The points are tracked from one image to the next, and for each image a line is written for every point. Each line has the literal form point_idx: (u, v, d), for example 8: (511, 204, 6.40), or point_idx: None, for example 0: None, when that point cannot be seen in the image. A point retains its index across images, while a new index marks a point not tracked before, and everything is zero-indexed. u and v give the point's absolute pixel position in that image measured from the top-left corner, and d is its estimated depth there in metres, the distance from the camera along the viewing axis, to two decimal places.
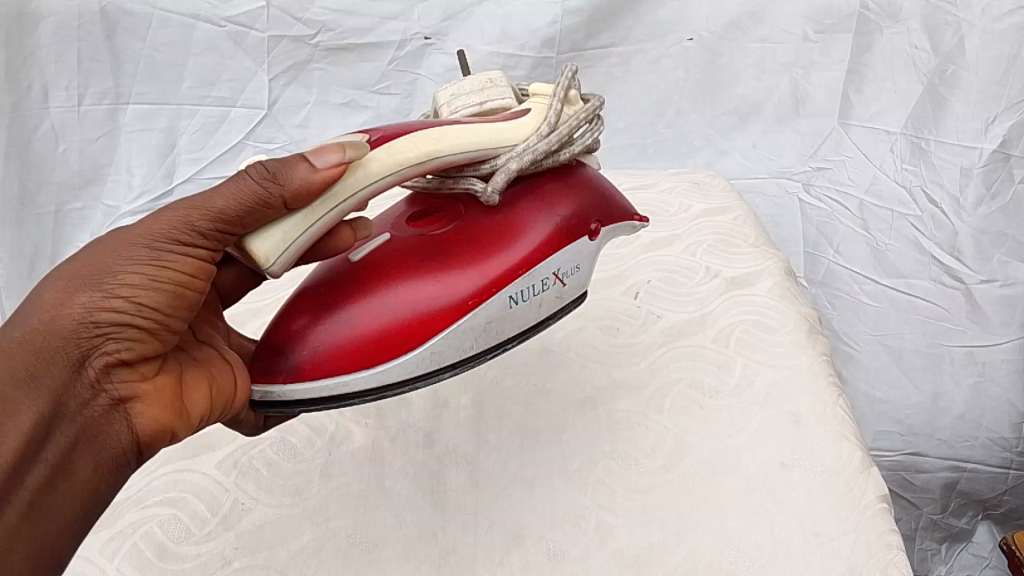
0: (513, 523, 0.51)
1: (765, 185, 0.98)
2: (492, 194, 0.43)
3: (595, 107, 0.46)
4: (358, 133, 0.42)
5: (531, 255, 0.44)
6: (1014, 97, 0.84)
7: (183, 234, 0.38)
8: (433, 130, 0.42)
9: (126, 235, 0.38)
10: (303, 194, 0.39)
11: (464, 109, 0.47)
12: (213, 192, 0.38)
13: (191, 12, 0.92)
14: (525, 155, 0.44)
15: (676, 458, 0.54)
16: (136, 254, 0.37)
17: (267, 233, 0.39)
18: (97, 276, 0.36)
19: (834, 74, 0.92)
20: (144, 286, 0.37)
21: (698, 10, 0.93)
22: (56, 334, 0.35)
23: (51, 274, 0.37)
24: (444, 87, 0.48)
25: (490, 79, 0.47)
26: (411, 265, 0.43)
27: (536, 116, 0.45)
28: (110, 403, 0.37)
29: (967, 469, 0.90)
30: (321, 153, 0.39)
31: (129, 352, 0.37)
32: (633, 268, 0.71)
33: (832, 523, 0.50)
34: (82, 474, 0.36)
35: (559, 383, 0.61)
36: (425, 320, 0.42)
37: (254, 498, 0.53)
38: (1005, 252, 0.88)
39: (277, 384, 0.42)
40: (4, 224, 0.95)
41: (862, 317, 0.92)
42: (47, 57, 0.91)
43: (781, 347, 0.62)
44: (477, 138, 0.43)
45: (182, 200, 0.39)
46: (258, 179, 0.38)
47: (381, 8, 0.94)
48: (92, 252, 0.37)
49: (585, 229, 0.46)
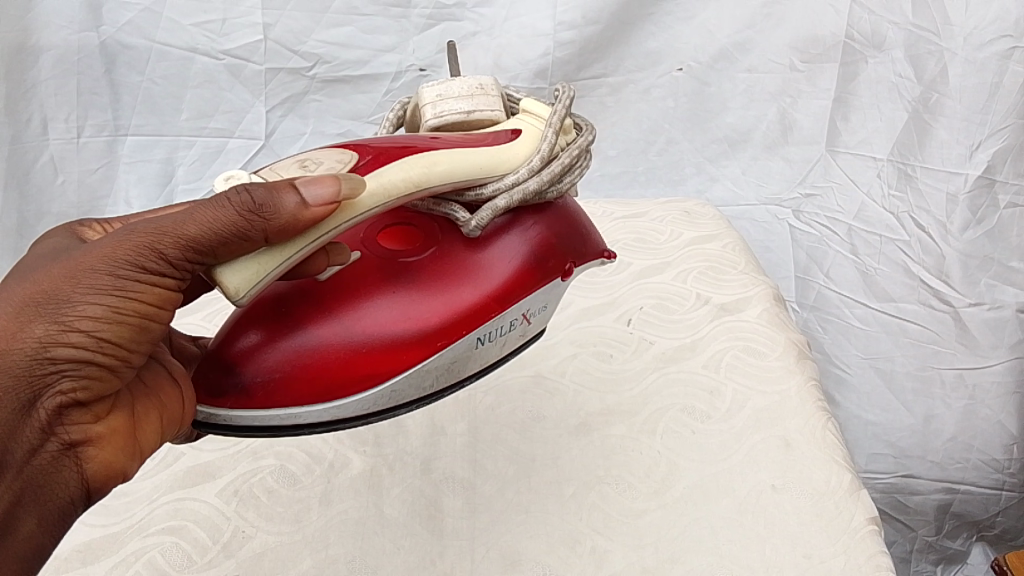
0: (510, 548, 0.52)
1: (755, 212, 1.01)
2: (474, 227, 0.44)
3: (586, 142, 0.47)
4: (347, 153, 0.41)
5: (505, 296, 0.45)
6: (998, 123, 0.85)
7: (150, 261, 0.36)
8: (424, 157, 0.41)
9: (87, 256, 0.35)
10: (286, 229, 0.36)
11: (449, 114, 0.48)
12: (186, 216, 0.36)
13: (189, 46, 0.93)
14: (515, 195, 0.44)
15: (669, 482, 0.55)
16: (95, 280, 0.35)
17: (240, 265, 0.37)
18: (53, 306, 0.34)
19: (821, 103, 0.94)
20: (103, 320, 0.35)
21: (686, 42, 0.95)
22: (5, 371, 0.34)
23: (2, 299, 0.35)
24: (431, 85, 0.49)
25: (479, 87, 0.49)
26: (382, 291, 0.43)
27: (528, 147, 0.46)
28: (61, 447, 0.35)
29: (960, 491, 0.89)
30: (312, 185, 0.37)
31: (84, 391, 0.35)
32: (626, 294, 0.73)
33: (822, 545, 0.51)
34: (25, 527, 0.35)
35: (555, 410, 0.62)
36: (392, 355, 0.42)
37: (255, 525, 0.54)
38: (992, 276, 0.89)
39: (225, 408, 0.40)
40: (4, 254, 0.96)
41: (853, 341, 0.94)
42: (46, 90, 0.92)
43: (771, 372, 0.63)
44: (468, 169, 0.43)
45: (151, 221, 0.36)
46: (236, 205, 0.36)
47: (377, 41, 0.95)
48: (48, 274, 0.35)
49: (559, 272, 0.47)
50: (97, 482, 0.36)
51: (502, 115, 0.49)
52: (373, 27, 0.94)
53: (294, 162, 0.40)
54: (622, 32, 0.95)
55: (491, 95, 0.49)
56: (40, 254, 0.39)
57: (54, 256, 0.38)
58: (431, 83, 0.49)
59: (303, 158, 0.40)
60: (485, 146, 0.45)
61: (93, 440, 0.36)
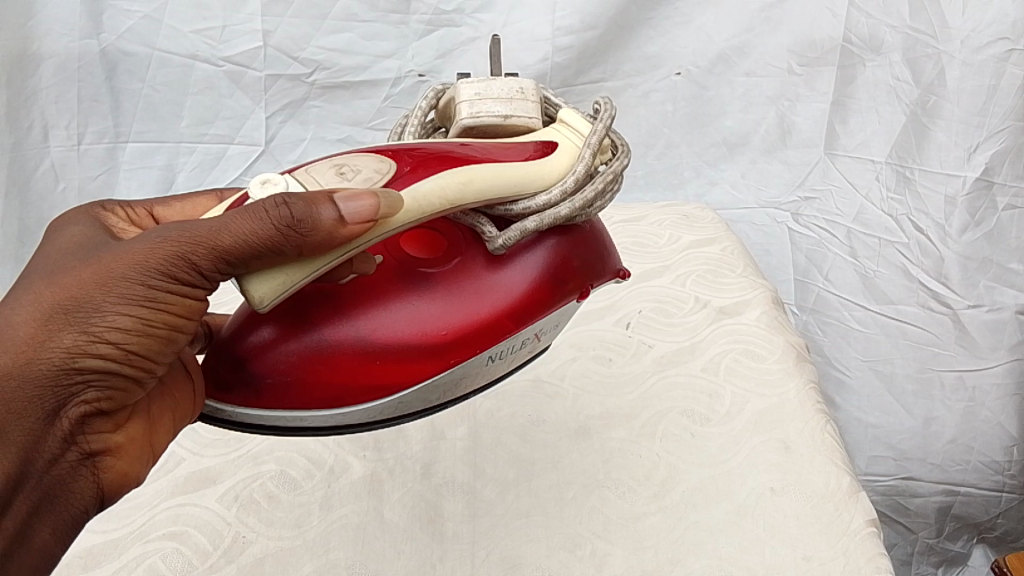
0: (512, 553, 0.52)
1: (754, 215, 1.00)
2: (500, 245, 0.42)
3: (619, 169, 0.45)
4: (386, 161, 0.39)
5: (522, 315, 0.43)
6: (995, 126, 0.87)
7: (180, 271, 0.34)
8: (461, 172, 0.39)
9: (117, 260, 0.34)
10: (319, 241, 0.34)
11: (487, 116, 0.45)
12: (219, 226, 0.34)
13: (190, 53, 0.94)
14: (546, 218, 0.42)
15: (668, 485, 0.56)
16: (124, 289, 0.34)
17: (266, 276, 0.35)
18: (80, 314, 0.34)
19: (820, 106, 0.94)
20: (131, 332, 0.35)
21: (684, 46, 0.95)
22: (30, 381, 0.34)
23: (28, 298, 0.34)
24: (470, 82, 0.45)
25: (519, 90, 0.46)
26: (398, 299, 0.41)
27: (563, 165, 0.44)
28: (80, 457, 0.36)
29: (960, 493, 0.89)
30: (351, 198, 0.35)
31: (107, 400, 0.36)
32: (625, 298, 0.73)
33: (821, 548, 0.51)
34: (41, 534, 0.36)
35: (555, 413, 0.62)
36: (402, 368, 0.41)
37: (255, 530, 0.54)
38: (991, 278, 0.90)
39: (232, 405, 0.39)
40: (5, 262, 0.96)
41: (853, 344, 0.94)
42: (47, 98, 0.92)
43: (768, 375, 0.63)
44: (505, 187, 0.41)
45: (184, 223, 0.35)
46: (274, 219, 0.34)
47: (376, 47, 0.95)
48: (76, 277, 0.34)
49: (576, 292, 0.45)
50: (112, 489, 0.38)
51: (538, 124, 0.47)
52: (372, 33, 0.95)
53: (330, 166, 0.38)
54: (621, 37, 0.95)
55: (530, 101, 0.46)
56: (66, 247, 0.38)
57: (83, 252, 0.36)
58: (468, 79, 0.46)
59: (339, 162, 0.38)
60: (521, 160, 0.42)
61: (111, 449, 0.37)
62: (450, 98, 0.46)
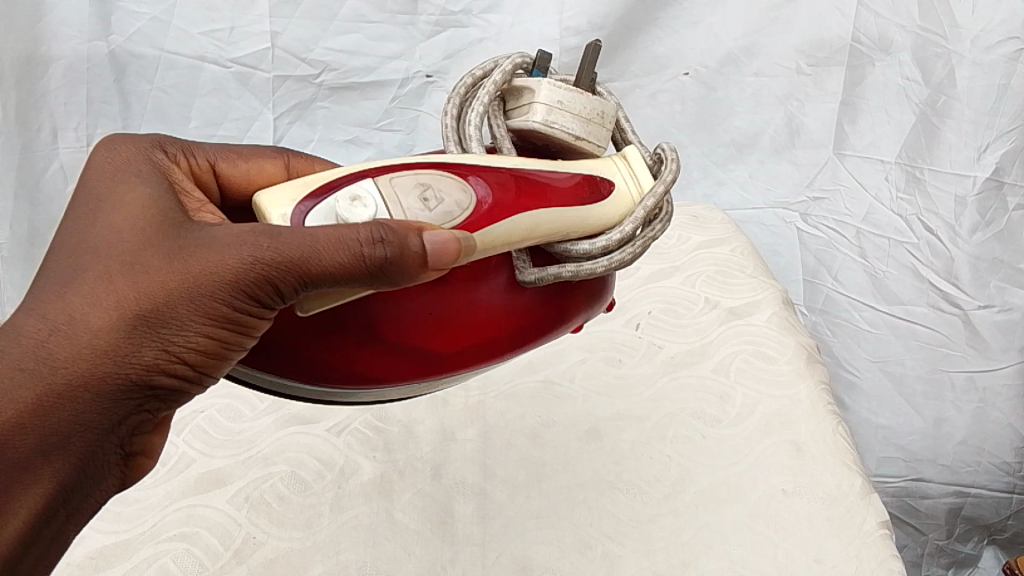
0: (522, 554, 0.53)
1: (763, 215, 0.99)
2: (528, 277, 0.42)
3: (652, 237, 0.44)
4: (468, 191, 0.38)
5: (518, 342, 0.44)
6: (1005, 126, 0.87)
7: (264, 291, 0.34)
8: (528, 218, 0.39)
9: (202, 270, 0.33)
10: (402, 277, 0.34)
11: (561, 131, 0.43)
12: (316, 253, 0.33)
13: (198, 54, 0.93)
14: (581, 271, 0.42)
15: (680, 487, 0.56)
16: (209, 308, 0.34)
17: (329, 296, 0.36)
18: (161, 328, 0.34)
19: (829, 106, 0.93)
20: (205, 347, 0.35)
21: (693, 46, 0.94)
22: (104, 394, 0.33)
23: (107, 299, 0.33)
24: (556, 85, 0.43)
25: (600, 113, 0.44)
26: (425, 295, 0.40)
27: (614, 216, 0.43)
28: (121, 459, 0.37)
29: (970, 495, 0.88)
30: (438, 241, 0.35)
31: (164, 406, 0.36)
32: (634, 298, 0.71)
33: (833, 550, 0.52)
34: (72, 531, 0.37)
35: (564, 415, 0.62)
36: (399, 369, 0.41)
37: (266, 531, 0.54)
38: (1002, 278, 0.91)
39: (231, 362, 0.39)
40: (15, 264, 0.93)
41: (863, 345, 0.93)
42: (57, 100, 0.91)
43: (781, 376, 0.63)
44: (552, 232, 0.40)
45: (276, 237, 0.33)
46: (368, 257, 0.33)
47: (384, 49, 0.95)
48: (159, 282, 0.33)
49: (569, 324, 0.46)
50: (135, 482, 0.39)
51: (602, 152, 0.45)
52: (380, 34, 0.95)
53: (416, 184, 0.37)
54: (630, 37, 0.94)
55: (605, 128, 0.45)
56: (132, 215, 0.35)
57: (155, 235, 0.34)
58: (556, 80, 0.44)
59: (424, 180, 0.37)
60: (575, 203, 0.41)
61: (148, 450, 0.38)
62: (527, 89, 0.44)
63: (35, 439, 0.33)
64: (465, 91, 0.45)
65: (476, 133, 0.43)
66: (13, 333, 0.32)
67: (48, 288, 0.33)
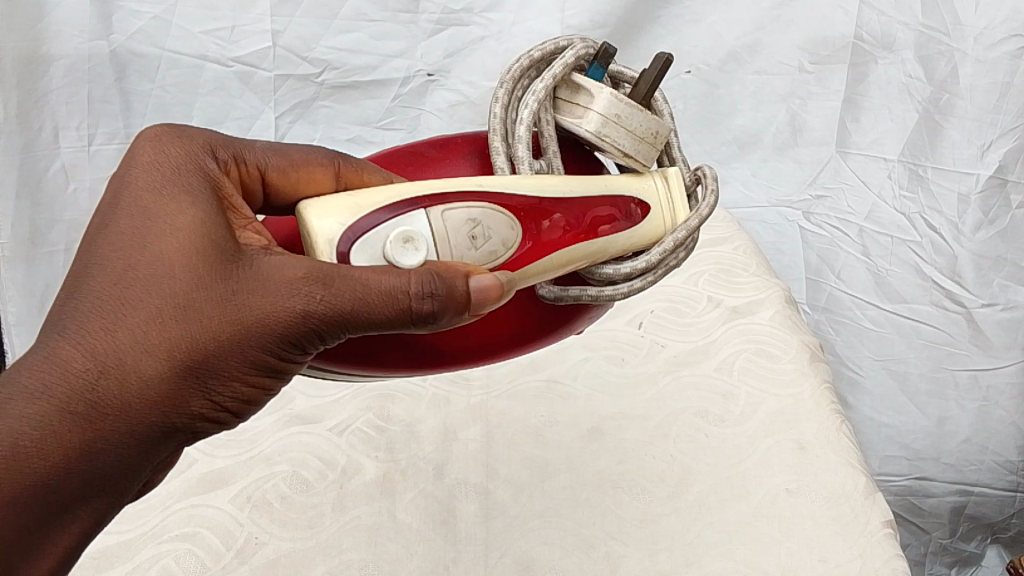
0: (525, 553, 0.53)
1: (765, 214, 0.98)
2: (546, 293, 0.42)
3: (676, 263, 0.44)
4: (515, 230, 0.40)
5: (521, 345, 0.45)
6: (1009, 123, 0.86)
7: (306, 338, 0.35)
8: (564, 254, 0.41)
9: (252, 318, 0.34)
10: (440, 323, 0.36)
11: (610, 147, 0.43)
12: (366, 307, 0.34)
13: (199, 53, 0.92)
14: (602, 294, 0.42)
15: (683, 486, 0.56)
16: (255, 355, 0.35)
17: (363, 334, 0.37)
18: (207, 375, 0.34)
19: (831, 104, 0.93)
20: (243, 391, 0.36)
21: (696, 44, 0.94)
22: (149, 435, 0.34)
23: (160, 345, 0.33)
24: (616, 98, 0.43)
25: (655, 133, 0.43)
26: None
27: (641, 241, 0.42)
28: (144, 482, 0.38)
29: (974, 493, 0.91)
30: (483, 284, 0.37)
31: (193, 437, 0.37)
32: (638, 296, 0.71)
33: (839, 550, 0.52)
34: None
35: (567, 414, 0.62)
36: (402, 359, 0.42)
37: (268, 531, 0.54)
38: (1005, 276, 0.90)
39: None
40: (17, 263, 0.93)
41: (866, 343, 0.94)
42: (59, 99, 0.90)
43: (785, 375, 0.63)
44: (580, 260, 0.41)
45: (330, 287, 0.34)
46: (414, 310, 0.35)
47: (385, 48, 0.95)
48: (209, 328, 0.34)
49: (574, 330, 0.46)
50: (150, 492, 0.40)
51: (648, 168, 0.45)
52: (381, 32, 0.94)
53: (467, 220, 0.38)
54: (632, 35, 0.94)
55: (656, 148, 0.44)
56: (185, 245, 0.34)
57: (207, 271, 0.34)
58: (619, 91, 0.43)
59: (476, 216, 0.39)
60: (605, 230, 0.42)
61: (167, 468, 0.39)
62: (586, 92, 0.43)
63: (79, 480, 0.33)
64: (522, 72, 0.44)
65: (527, 124, 0.43)
66: (62, 371, 0.32)
67: (95, 321, 0.33)
